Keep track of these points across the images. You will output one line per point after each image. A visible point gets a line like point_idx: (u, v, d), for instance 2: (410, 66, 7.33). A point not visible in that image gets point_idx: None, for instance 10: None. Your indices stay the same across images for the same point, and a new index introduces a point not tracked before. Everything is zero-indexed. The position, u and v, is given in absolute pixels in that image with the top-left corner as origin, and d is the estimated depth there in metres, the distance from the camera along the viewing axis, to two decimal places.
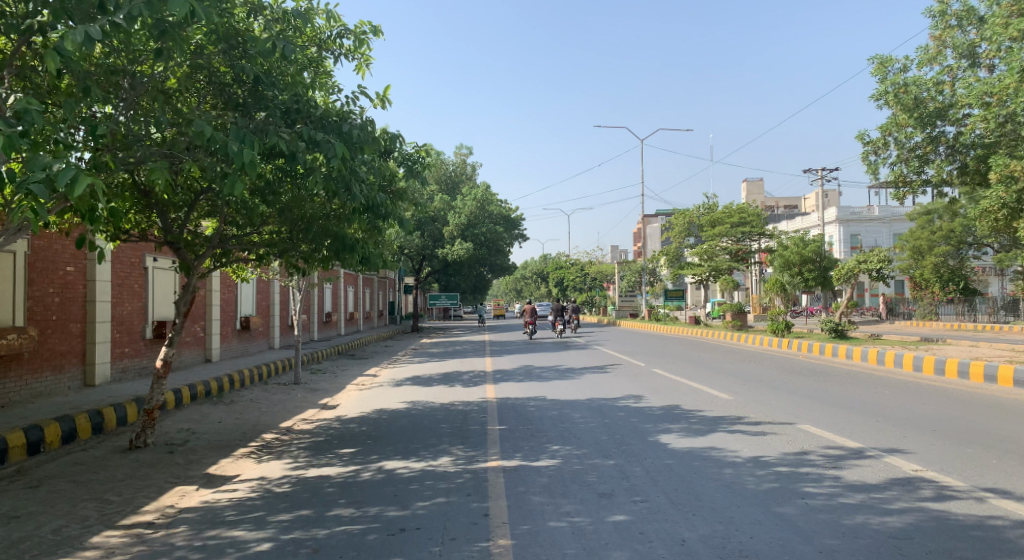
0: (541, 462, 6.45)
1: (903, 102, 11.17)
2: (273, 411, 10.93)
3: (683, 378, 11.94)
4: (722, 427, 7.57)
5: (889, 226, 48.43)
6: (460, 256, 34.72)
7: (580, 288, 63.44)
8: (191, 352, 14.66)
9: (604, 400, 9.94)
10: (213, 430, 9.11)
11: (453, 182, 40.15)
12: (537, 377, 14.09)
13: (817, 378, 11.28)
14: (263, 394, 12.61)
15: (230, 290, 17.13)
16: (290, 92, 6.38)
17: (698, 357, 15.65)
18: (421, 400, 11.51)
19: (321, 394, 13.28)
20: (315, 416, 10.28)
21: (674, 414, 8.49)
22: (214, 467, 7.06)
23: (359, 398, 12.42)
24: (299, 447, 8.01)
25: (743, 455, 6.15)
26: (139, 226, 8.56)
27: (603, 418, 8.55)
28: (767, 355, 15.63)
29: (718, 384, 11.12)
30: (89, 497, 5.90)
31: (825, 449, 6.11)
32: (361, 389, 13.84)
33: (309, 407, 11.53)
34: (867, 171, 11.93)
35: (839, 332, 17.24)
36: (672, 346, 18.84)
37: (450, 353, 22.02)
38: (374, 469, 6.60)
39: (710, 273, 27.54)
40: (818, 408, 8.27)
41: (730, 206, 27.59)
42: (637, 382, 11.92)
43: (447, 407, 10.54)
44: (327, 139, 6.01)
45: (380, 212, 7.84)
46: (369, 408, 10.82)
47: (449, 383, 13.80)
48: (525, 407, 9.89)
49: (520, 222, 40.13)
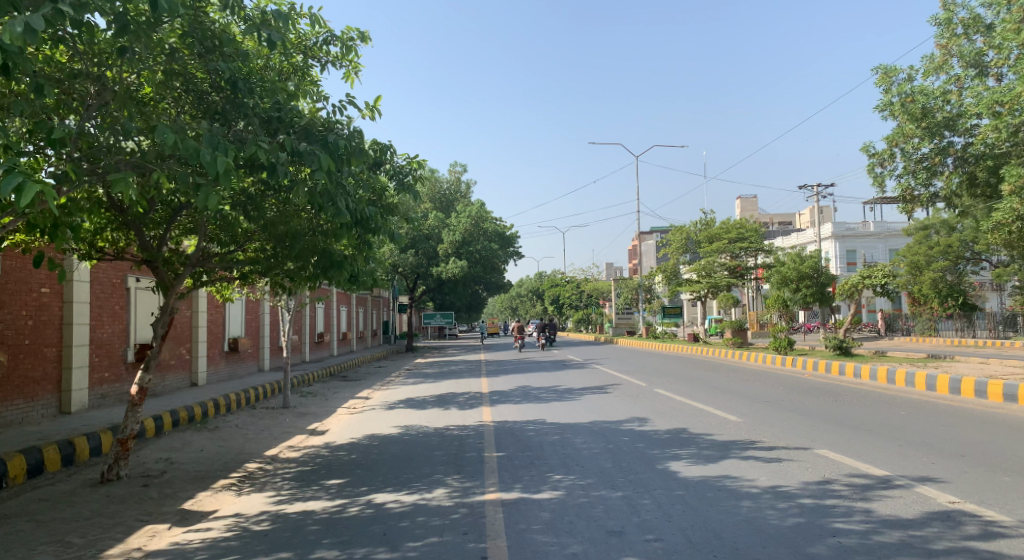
0: (542, 495, 5.99)
1: (910, 112, 10.83)
2: (259, 438, 10.42)
3: (687, 399, 11.51)
4: (734, 453, 7.12)
5: (885, 241, 48.25)
6: (454, 274, 34.25)
7: (575, 306, 63.09)
8: (176, 375, 14.14)
9: (606, 424, 9.48)
10: (194, 459, 8.61)
11: (447, 199, 39.78)
12: (535, 398, 13.61)
13: (825, 397, 10.87)
14: (249, 420, 12.12)
15: (218, 310, 16.64)
16: (271, 98, 5.93)
17: (700, 376, 15.24)
18: (414, 425, 11.02)
19: (310, 418, 12.77)
20: (303, 443, 9.79)
21: (681, 438, 8.04)
22: (191, 502, 6.58)
23: (350, 423, 11.93)
24: (283, 478, 7.52)
25: (761, 485, 5.70)
26: (115, 244, 8.07)
27: (607, 444, 8.09)
28: (771, 373, 15.22)
29: (723, 405, 10.72)
30: (49, 539, 5.41)
31: (849, 477, 5.67)
32: (353, 412, 13.34)
33: (297, 433, 11.03)
34: (873, 183, 11.57)
35: (843, 349, 16.84)
36: (672, 365, 18.43)
37: (445, 373, 21.55)
38: (362, 503, 6.13)
39: (708, 289, 27.18)
40: (834, 430, 7.85)
41: (727, 222, 27.29)
42: (639, 403, 11.47)
43: (442, 431, 10.07)
44: (312, 151, 5.53)
45: (370, 226, 7.45)
46: (360, 434, 10.33)
47: (444, 406, 13.30)
48: (523, 431, 9.42)
49: (515, 239, 39.75)
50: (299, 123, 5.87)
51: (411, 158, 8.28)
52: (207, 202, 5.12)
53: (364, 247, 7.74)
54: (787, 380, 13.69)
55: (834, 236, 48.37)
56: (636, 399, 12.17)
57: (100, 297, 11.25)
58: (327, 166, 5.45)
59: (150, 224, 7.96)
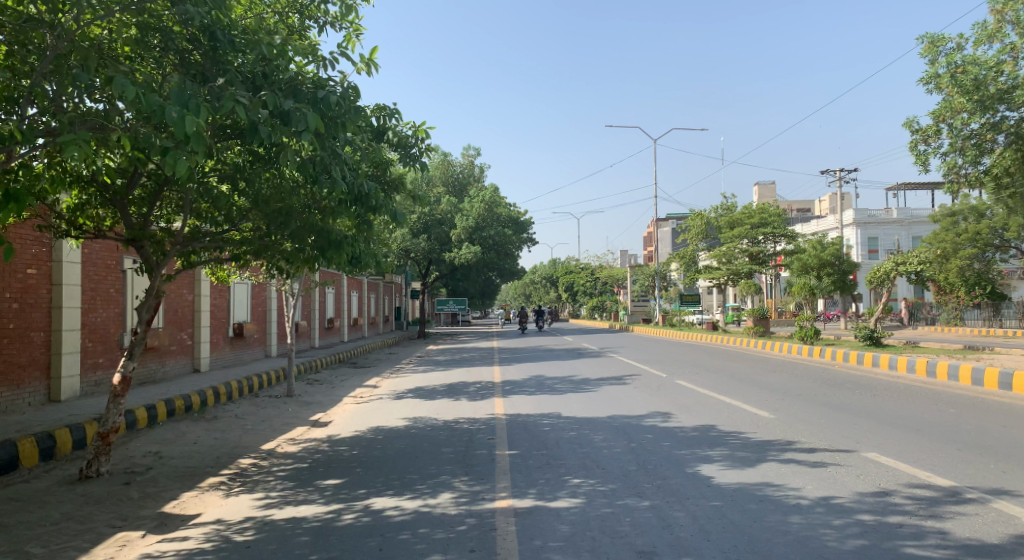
0: (559, 503, 5.33)
1: (960, 84, 9.99)
2: (257, 430, 9.83)
3: (711, 392, 10.82)
4: (772, 455, 6.44)
5: (908, 228, 47.04)
6: (467, 259, 33.59)
7: (590, 293, 62.33)
8: (176, 361, 13.61)
9: (627, 420, 8.81)
10: (186, 453, 8.02)
11: (460, 183, 39.08)
12: (550, 389, 12.95)
13: (858, 391, 10.20)
14: (250, 409, 11.56)
15: (222, 295, 16.10)
16: (255, 51, 5.27)
17: (722, 367, 14.57)
18: (422, 417, 10.40)
19: (314, 408, 12.18)
20: (303, 436, 9.19)
21: (711, 437, 7.36)
22: (172, 504, 5.98)
23: (354, 414, 11.33)
24: (278, 477, 6.92)
25: (809, 496, 5.02)
26: (98, 221, 7.51)
27: (629, 442, 7.42)
28: (797, 364, 14.51)
29: (749, 398, 10.09)
30: (6, 549, 4.83)
31: (911, 489, 4.99)
32: (360, 402, 12.75)
33: (299, 424, 10.45)
34: (916, 162, 10.78)
35: (873, 339, 16.02)
36: (694, 355, 17.70)
37: (457, 361, 20.94)
38: (359, 509, 5.50)
39: (728, 276, 26.38)
40: (879, 429, 7.17)
41: (750, 206, 26.42)
42: (661, 396, 10.79)
43: (451, 425, 9.43)
44: (298, 110, 4.92)
45: (369, 203, 6.82)
46: (364, 426, 9.73)
47: (455, 396, 12.67)
48: (538, 426, 8.77)
49: (529, 224, 39.03)
50: (286, 80, 5.26)
51: (416, 128, 7.66)
52: (175, 166, 4.38)
53: (365, 226, 7.15)
54: (814, 371, 13.00)
55: (856, 223, 47.23)
56: (657, 391, 11.49)
57: (93, 279, 10.68)
58: (316, 127, 4.83)
59: (135, 199, 7.38)
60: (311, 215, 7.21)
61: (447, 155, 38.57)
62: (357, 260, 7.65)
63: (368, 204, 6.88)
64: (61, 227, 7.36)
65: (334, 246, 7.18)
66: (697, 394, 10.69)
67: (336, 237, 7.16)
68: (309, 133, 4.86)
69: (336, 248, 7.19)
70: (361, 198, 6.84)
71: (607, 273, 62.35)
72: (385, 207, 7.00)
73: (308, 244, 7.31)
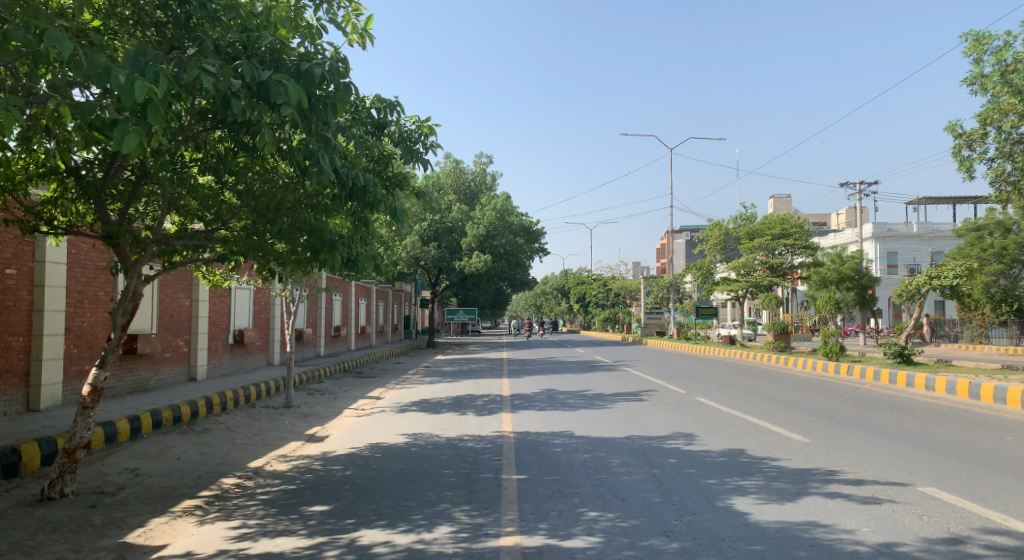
0: (575, 542, 4.65)
1: (1011, 83, 9.29)
2: (248, 445, 9.17)
3: (736, 411, 10.07)
4: (813, 487, 5.73)
5: (929, 244, 45.99)
6: (478, 268, 32.95)
7: (603, 304, 61.61)
8: (170, 369, 13.00)
9: (646, 442, 8.09)
10: (165, 470, 7.36)
11: (472, 192, 38.47)
12: (562, 404, 12.22)
13: (896, 413, 9.43)
14: (244, 421, 10.91)
15: (222, 300, 15.50)
16: (235, 16, 4.69)
17: (743, 383, 13.79)
18: (424, 432, 9.72)
19: (312, 420, 11.52)
20: (295, 452, 8.52)
21: (742, 465, 6.64)
22: (138, 531, 5.33)
23: (354, 428, 10.66)
24: (260, 501, 6.26)
25: (867, 542, 4.32)
26: (73, 217, 6.90)
27: (650, 468, 6.71)
28: (823, 382, 13.72)
29: (777, 419, 9.36)
30: None
31: (990, 537, 4.29)
32: (361, 415, 12.08)
33: (293, 438, 9.79)
34: (959, 168, 10.07)
35: (904, 357, 15.22)
36: (713, 370, 16.96)
37: (466, 372, 20.26)
38: (347, 544, 4.84)
39: (747, 289, 25.58)
40: (934, 461, 6.43)
41: (769, 217, 25.62)
42: (682, 415, 10.06)
43: (455, 442, 8.76)
44: (277, 82, 4.37)
45: (366, 198, 6.20)
46: (361, 442, 9.06)
47: (462, 410, 11.98)
48: (549, 446, 8.07)
49: (541, 234, 38.38)
50: (267, 49, 4.67)
51: (421, 121, 7.03)
52: (127, 141, 3.82)
53: (363, 225, 6.52)
54: (844, 391, 12.20)
55: (875, 237, 46.22)
56: (676, 409, 10.76)
57: (82, 281, 10.09)
58: (297, 101, 4.27)
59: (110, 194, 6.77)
60: (302, 209, 6.59)
61: (459, 162, 38.08)
62: (353, 261, 7.00)
63: (364, 197, 6.25)
64: (31, 222, 6.75)
65: (328, 246, 6.53)
66: (720, 414, 9.95)
67: (329, 235, 6.52)
68: (289, 109, 4.28)
69: (329, 249, 6.54)
70: (357, 192, 6.22)
71: (620, 285, 61.50)
72: (384, 203, 6.36)
73: (297, 243, 6.66)
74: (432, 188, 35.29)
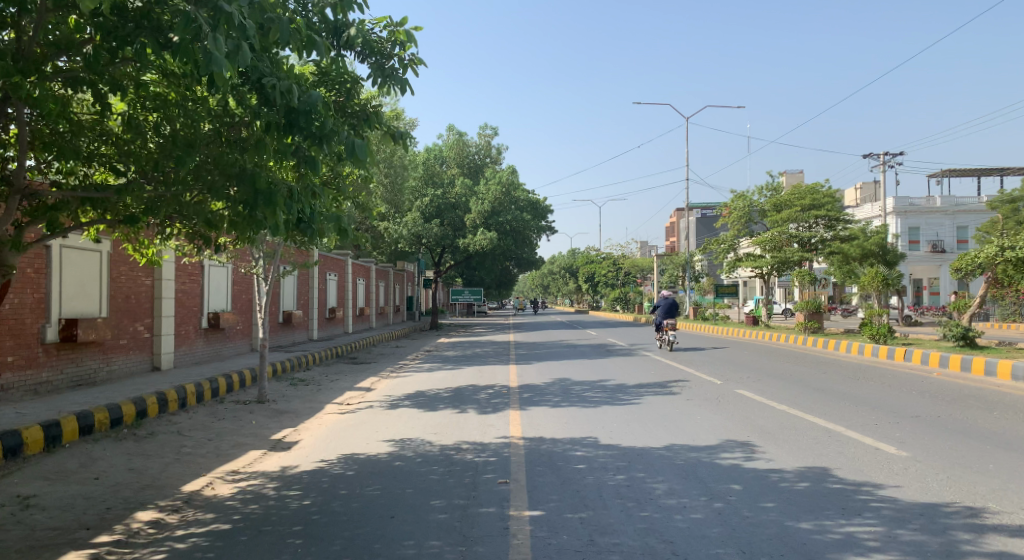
0: None
1: None
2: (195, 455, 7.40)
3: (797, 411, 8.25)
4: (960, 542, 3.96)
5: (952, 218, 43.97)
6: (482, 246, 31.14)
7: (611, 284, 59.66)
8: (126, 358, 11.26)
9: (694, 460, 6.29)
10: (66, 498, 5.60)
11: (476, 166, 36.54)
12: (579, 398, 10.42)
13: (1001, 414, 7.61)
14: (201, 422, 9.15)
15: (192, 279, 13.72)
16: None
17: (788, 371, 12.05)
18: (413, 438, 7.96)
19: (285, 420, 9.74)
20: (248, 467, 6.79)
21: (837, 499, 4.86)
22: None
23: (331, 430, 8.91)
24: (173, 553, 4.50)
25: None
26: None
27: (713, 503, 4.93)
28: (880, 369, 11.93)
29: (849, 420, 7.61)
30: None
31: None
32: (343, 412, 10.30)
33: (254, 445, 8.01)
34: None
35: (968, 340, 13.45)
36: (746, 355, 15.16)
37: (469, 357, 18.51)
38: None
39: (775, 266, 23.63)
40: None
41: (798, 187, 23.64)
42: (729, 416, 8.26)
43: (450, 454, 6.99)
44: None
45: (305, 124, 4.45)
46: (334, 452, 7.31)
47: (462, 405, 10.21)
48: (569, 465, 6.29)
49: (548, 210, 36.49)
50: None
51: (394, 28, 5.27)
52: None
53: (310, 166, 4.71)
54: (910, 381, 10.41)
55: (897, 211, 44.08)
56: (718, 406, 8.98)
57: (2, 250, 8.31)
58: None
59: None
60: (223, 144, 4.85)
61: (462, 135, 36.09)
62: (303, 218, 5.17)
63: (306, 121, 4.46)
64: None
65: (266, 199, 4.67)
66: (775, 413, 8.18)
67: (267, 181, 4.69)
68: None
69: (267, 202, 4.67)
70: (295, 118, 4.46)
71: (629, 265, 59.56)
72: (339, 133, 4.57)
73: (215, 189, 4.88)
74: (433, 161, 33.37)
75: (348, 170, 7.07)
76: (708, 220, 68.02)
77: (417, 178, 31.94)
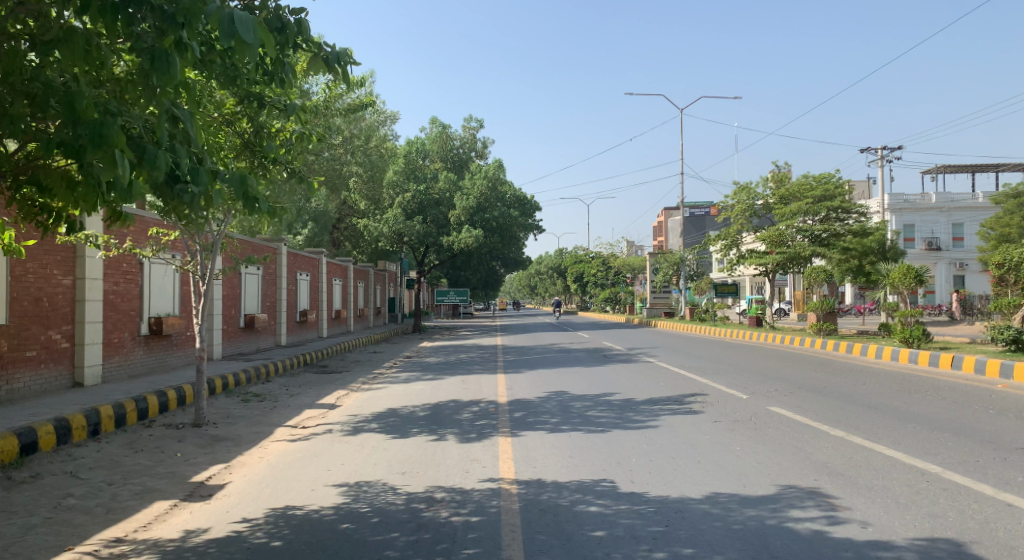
0: None
1: None
2: (75, 511, 5.52)
3: (862, 440, 6.53)
4: None
5: (947, 215, 42.62)
6: (468, 244, 29.28)
7: (601, 284, 57.94)
8: (35, 374, 9.33)
9: (757, 523, 4.49)
10: None
11: (460, 159, 34.66)
12: (583, 418, 8.62)
13: None
14: (108, 456, 7.24)
15: (127, 279, 11.77)
16: None
17: (820, 383, 10.36)
18: (373, 481, 6.10)
19: (220, 449, 7.86)
20: (142, 533, 4.95)
21: None
22: None
23: (272, 466, 7.04)
24: None
25: None
26: None
27: None
28: (925, 379, 10.23)
29: (938, 453, 5.89)
30: None
31: None
32: (294, 439, 8.41)
33: (165, 490, 6.13)
34: None
35: (1019, 345, 11.82)
36: (763, 362, 13.46)
37: (452, 364, 16.68)
38: None
39: (784, 261, 21.94)
40: None
41: (808, 177, 21.96)
42: (777, 446, 6.50)
43: (420, 511, 5.15)
44: None
45: None
46: (264, 508, 5.45)
47: (439, 430, 8.34)
48: (583, 532, 4.49)
49: (535, 207, 34.74)
50: None
51: None
52: None
53: (164, 69, 3.26)
54: (974, 395, 8.73)
55: (892, 208, 42.74)
56: (758, 431, 7.23)
57: None
58: None
59: None
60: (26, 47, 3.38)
61: (446, 127, 34.22)
62: (172, 174, 3.64)
63: None
64: None
65: (95, 136, 3.10)
66: (837, 444, 6.42)
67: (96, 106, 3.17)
68: None
69: (97, 137, 3.10)
70: None
71: (619, 263, 57.81)
72: (203, 4, 3.31)
73: (30, 128, 3.50)
74: (415, 155, 31.40)
75: (266, 129, 5.28)
76: (697, 218, 66.60)
77: (397, 172, 29.94)
